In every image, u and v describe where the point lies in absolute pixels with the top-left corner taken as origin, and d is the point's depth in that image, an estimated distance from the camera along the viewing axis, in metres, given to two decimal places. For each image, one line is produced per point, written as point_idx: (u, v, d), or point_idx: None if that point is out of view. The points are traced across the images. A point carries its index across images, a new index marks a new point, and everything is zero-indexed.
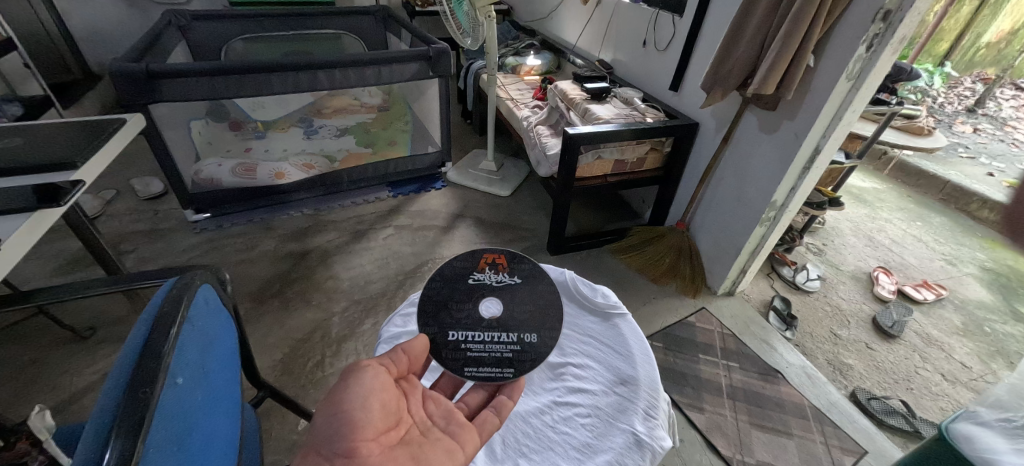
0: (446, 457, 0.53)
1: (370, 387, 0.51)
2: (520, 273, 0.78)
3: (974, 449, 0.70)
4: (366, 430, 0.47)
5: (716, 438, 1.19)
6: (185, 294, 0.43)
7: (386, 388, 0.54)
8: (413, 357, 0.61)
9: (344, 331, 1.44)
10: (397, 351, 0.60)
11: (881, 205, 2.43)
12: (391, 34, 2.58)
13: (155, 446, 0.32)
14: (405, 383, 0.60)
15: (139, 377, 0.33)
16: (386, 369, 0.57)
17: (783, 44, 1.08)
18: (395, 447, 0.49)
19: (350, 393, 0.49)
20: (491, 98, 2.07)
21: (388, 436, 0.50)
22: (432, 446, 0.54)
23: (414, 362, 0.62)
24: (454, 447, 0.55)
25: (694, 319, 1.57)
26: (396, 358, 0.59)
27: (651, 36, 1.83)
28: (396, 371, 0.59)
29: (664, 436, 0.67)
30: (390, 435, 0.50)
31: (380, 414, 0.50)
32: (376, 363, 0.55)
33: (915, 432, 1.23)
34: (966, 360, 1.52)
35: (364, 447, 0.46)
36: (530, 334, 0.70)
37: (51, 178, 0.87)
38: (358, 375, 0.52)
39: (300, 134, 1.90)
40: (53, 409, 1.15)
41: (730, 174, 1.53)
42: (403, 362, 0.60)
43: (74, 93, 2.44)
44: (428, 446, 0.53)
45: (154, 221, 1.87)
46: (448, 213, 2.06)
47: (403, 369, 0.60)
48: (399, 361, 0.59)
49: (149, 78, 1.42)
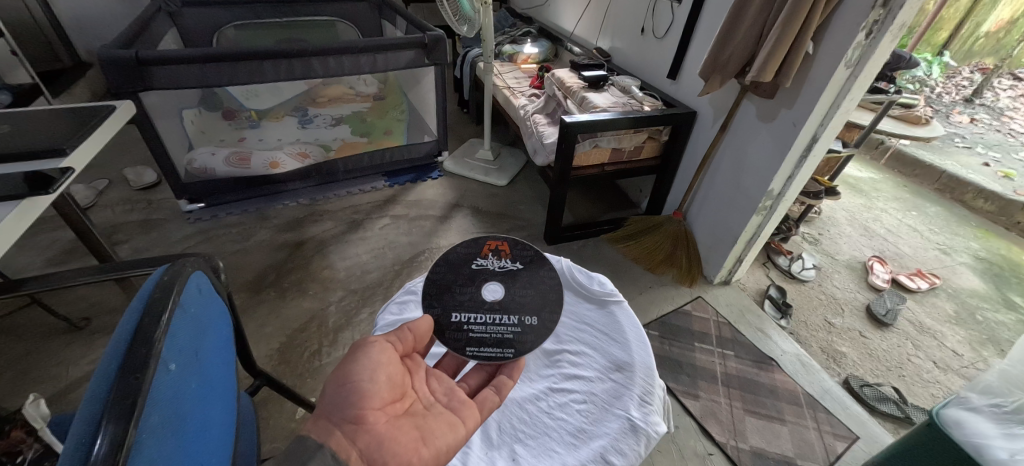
0: (449, 431, 0.54)
1: (378, 361, 0.52)
2: (523, 258, 0.77)
3: (966, 435, 0.72)
4: (374, 400, 0.49)
5: (710, 424, 1.21)
6: (177, 280, 0.42)
7: (393, 366, 0.54)
8: (419, 335, 0.61)
9: (340, 321, 1.44)
10: (403, 329, 0.60)
11: (878, 195, 2.44)
12: (387, 22, 2.54)
13: (148, 432, 0.32)
14: (410, 361, 0.60)
15: (131, 362, 0.33)
16: (392, 346, 0.57)
17: (783, 30, 1.07)
18: (401, 418, 0.51)
19: (359, 367, 0.50)
20: (488, 87, 2.05)
21: (395, 407, 0.52)
22: (435, 418, 0.55)
23: (420, 340, 0.62)
24: (456, 421, 0.55)
25: (690, 308, 1.58)
26: (402, 336, 0.59)
27: (650, 23, 1.80)
28: (402, 348, 0.59)
29: (659, 421, 0.67)
30: (396, 406, 0.52)
31: (387, 386, 0.52)
32: (382, 340, 0.56)
33: (905, 418, 1.25)
34: (957, 348, 1.54)
35: (372, 416, 0.48)
36: (531, 317, 0.70)
37: (40, 164, 0.85)
38: (366, 354, 0.52)
39: (295, 124, 1.86)
40: (49, 398, 1.15)
41: (728, 161, 1.52)
42: (410, 341, 0.60)
43: (64, 81, 2.40)
44: (431, 418, 0.54)
45: (148, 211, 1.85)
46: (445, 203, 2.06)
47: (409, 346, 0.60)
48: (405, 338, 0.59)
49: (139, 65, 1.39)
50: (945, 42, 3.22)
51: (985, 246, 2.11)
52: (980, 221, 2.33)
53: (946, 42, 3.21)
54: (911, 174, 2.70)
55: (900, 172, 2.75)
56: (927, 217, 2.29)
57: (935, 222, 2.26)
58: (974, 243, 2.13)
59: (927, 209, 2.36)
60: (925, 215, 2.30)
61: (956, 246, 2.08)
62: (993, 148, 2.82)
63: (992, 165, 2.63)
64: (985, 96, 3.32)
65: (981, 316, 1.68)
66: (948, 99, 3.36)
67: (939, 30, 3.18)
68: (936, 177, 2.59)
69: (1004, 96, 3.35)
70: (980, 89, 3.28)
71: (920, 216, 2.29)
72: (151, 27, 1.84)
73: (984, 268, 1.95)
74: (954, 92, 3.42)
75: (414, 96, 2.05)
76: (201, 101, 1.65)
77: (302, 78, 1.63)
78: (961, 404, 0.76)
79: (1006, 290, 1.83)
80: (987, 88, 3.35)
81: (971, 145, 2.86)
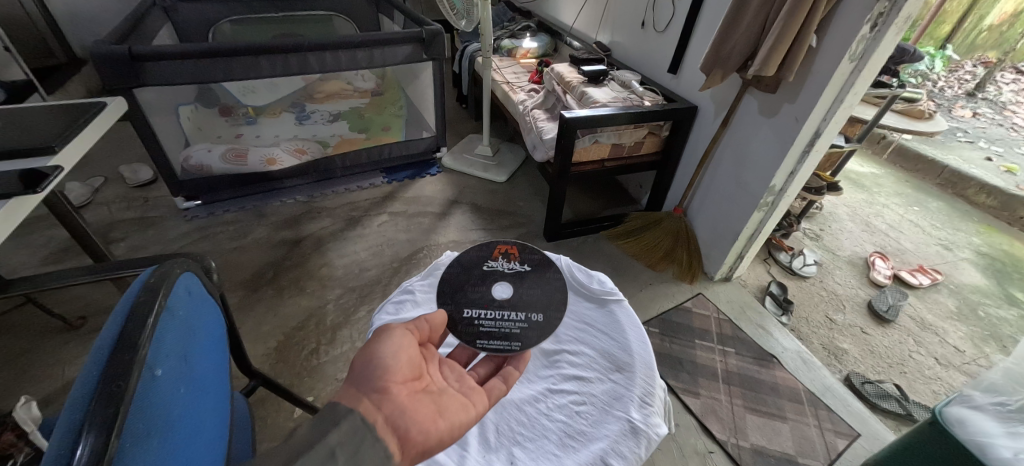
0: (462, 411, 0.51)
1: (401, 342, 0.51)
2: (532, 260, 0.76)
3: (968, 433, 0.71)
4: (397, 375, 0.47)
5: (711, 422, 1.20)
6: (164, 282, 0.41)
7: (412, 349, 0.52)
8: (434, 326, 0.60)
9: (339, 318, 1.43)
10: (420, 319, 0.58)
11: (879, 190, 2.43)
12: (385, 16, 2.52)
13: (130, 442, 0.31)
14: (426, 350, 0.58)
15: (113, 368, 0.32)
16: (411, 332, 0.55)
17: (785, 24, 1.05)
18: (421, 393, 0.49)
19: (382, 344, 0.49)
20: (486, 82, 2.00)
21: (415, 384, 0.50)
22: (450, 398, 0.52)
23: (435, 332, 0.60)
24: (468, 403, 0.53)
25: (690, 305, 1.57)
26: (420, 325, 0.57)
27: (651, 16, 1.78)
28: (420, 336, 0.57)
29: (659, 423, 0.66)
30: (416, 384, 0.50)
31: (409, 365, 0.50)
32: (404, 326, 0.55)
33: (906, 415, 1.25)
34: (959, 344, 1.53)
35: (396, 388, 0.46)
36: (537, 314, 0.69)
37: (28, 163, 0.83)
38: (388, 334, 0.51)
39: (292, 120, 1.87)
40: (42, 400, 1.14)
41: (729, 157, 1.50)
42: (426, 330, 0.58)
43: (59, 78, 2.38)
44: (446, 398, 0.52)
45: (144, 209, 1.84)
46: (443, 199, 2.04)
47: (425, 335, 0.58)
48: (423, 327, 0.58)
49: (132, 61, 1.36)
50: (947, 37, 3.26)
51: (986, 242, 2.10)
52: (983, 216, 2.31)
53: (948, 36, 3.26)
54: (912, 169, 2.69)
55: (901, 168, 2.73)
56: (929, 212, 2.27)
57: (937, 217, 2.24)
58: (976, 238, 2.12)
59: (928, 204, 2.35)
60: (927, 210, 2.29)
61: (958, 242, 2.07)
62: (995, 142, 2.80)
63: (994, 160, 2.61)
64: (987, 89, 3.29)
65: (984, 312, 1.67)
66: (950, 94, 3.29)
67: (941, 24, 3.23)
68: (937, 172, 2.58)
69: (1007, 90, 3.31)
70: (983, 83, 3.24)
71: (922, 212, 2.27)
72: (146, 22, 1.82)
73: (986, 263, 1.94)
74: (956, 86, 3.33)
75: (413, 93, 2.01)
76: (197, 97, 1.63)
77: (297, 73, 1.60)
78: (964, 402, 0.75)
79: (1008, 286, 1.82)
80: (989, 83, 3.30)
81: (973, 140, 2.84)
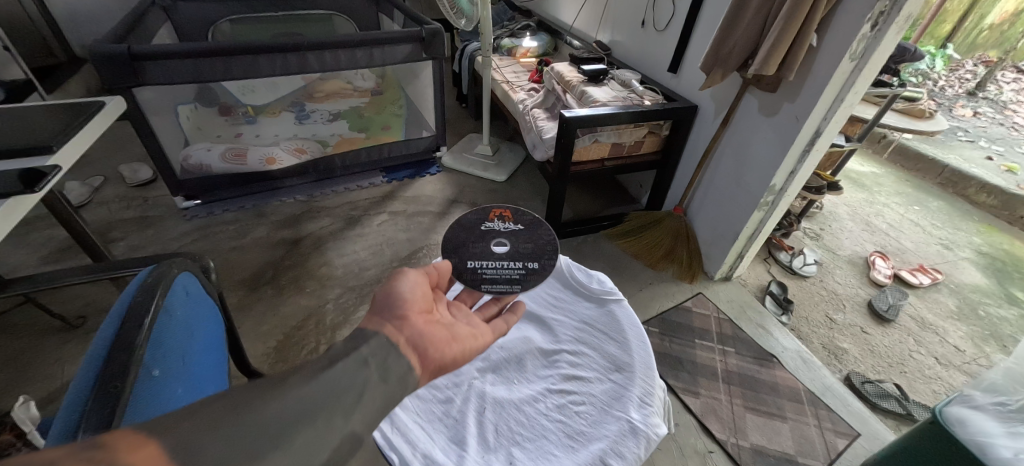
0: (478, 341, 0.52)
1: (416, 282, 0.52)
2: (524, 221, 0.78)
3: (968, 433, 0.71)
4: (416, 308, 0.48)
5: (711, 422, 1.20)
6: (162, 282, 0.41)
7: (425, 287, 0.53)
8: (445, 275, 0.61)
9: (339, 318, 1.43)
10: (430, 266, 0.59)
11: (879, 190, 2.42)
12: (385, 15, 2.52)
13: None
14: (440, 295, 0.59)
15: (110, 370, 0.32)
16: (425, 275, 0.56)
17: (785, 23, 1.05)
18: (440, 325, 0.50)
19: (399, 283, 0.50)
20: (485, 82, 1.98)
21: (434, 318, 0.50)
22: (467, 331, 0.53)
23: (446, 280, 0.61)
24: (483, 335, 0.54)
25: (690, 304, 1.56)
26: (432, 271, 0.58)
27: (651, 15, 1.77)
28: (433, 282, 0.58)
29: (659, 423, 0.65)
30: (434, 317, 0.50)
31: (426, 302, 0.50)
32: (418, 270, 0.55)
33: (907, 415, 1.25)
34: (959, 344, 1.52)
35: (417, 319, 0.46)
36: (533, 262, 0.72)
37: (26, 163, 0.83)
38: (402, 272, 0.52)
39: (291, 119, 1.85)
40: (42, 400, 1.14)
41: (729, 157, 1.50)
42: (438, 276, 0.59)
43: (58, 78, 2.38)
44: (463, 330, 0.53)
45: (144, 208, 1.84)
46: (443, 199, 2.04)
47: (438, 281, 0.59)
48: (434, 273, 0.59)
49: (131, 61, 1.36)
50: (948, 35, 3.26)
51: (986, 241, 2.09)
52: (984, 216, 2.31)
53: (948, 35, 3.27)
54: (912, 169, 2.68)
55: (902, 167, 2.73)
56: (929, 212, 2.27)
57: (937, 217, 2.24)
58: (976, 238, 2.11)
59: (929, 203, 2.35)
60: (927, 209, 2.29)
61: (958, 241, 2.07)
62: (996, 142, 2.80)
63: (995, 159, 2.61)
64: (988, 88, 3.28)
65: (984, 311, 1.67)
66: (951, 92, 3.30)
67: (942, 23, 3.23)
68: (938, 171, 2.57)
69: (1007, 89, 3.30)
70: (984, 82, 3.22)
71: (922, 211, 2.27)
72: (145, 22, 1.81)
73: (987, 263, 1.94)
74: (957, 85, 3.34)
75: (413, 92, 2.01)
76: (197, 96, 1.62)
77: (297, 73, 1.60)
78: (964, 402, 0.75)
79: (1008, 285, 1.82)
80: (990, 82, 3.29)
81: (973, 139, 2.83)
